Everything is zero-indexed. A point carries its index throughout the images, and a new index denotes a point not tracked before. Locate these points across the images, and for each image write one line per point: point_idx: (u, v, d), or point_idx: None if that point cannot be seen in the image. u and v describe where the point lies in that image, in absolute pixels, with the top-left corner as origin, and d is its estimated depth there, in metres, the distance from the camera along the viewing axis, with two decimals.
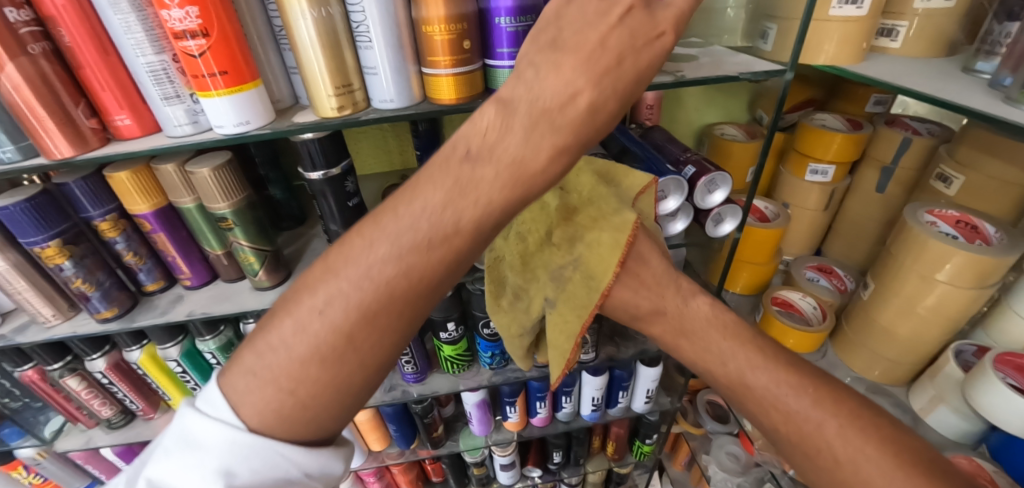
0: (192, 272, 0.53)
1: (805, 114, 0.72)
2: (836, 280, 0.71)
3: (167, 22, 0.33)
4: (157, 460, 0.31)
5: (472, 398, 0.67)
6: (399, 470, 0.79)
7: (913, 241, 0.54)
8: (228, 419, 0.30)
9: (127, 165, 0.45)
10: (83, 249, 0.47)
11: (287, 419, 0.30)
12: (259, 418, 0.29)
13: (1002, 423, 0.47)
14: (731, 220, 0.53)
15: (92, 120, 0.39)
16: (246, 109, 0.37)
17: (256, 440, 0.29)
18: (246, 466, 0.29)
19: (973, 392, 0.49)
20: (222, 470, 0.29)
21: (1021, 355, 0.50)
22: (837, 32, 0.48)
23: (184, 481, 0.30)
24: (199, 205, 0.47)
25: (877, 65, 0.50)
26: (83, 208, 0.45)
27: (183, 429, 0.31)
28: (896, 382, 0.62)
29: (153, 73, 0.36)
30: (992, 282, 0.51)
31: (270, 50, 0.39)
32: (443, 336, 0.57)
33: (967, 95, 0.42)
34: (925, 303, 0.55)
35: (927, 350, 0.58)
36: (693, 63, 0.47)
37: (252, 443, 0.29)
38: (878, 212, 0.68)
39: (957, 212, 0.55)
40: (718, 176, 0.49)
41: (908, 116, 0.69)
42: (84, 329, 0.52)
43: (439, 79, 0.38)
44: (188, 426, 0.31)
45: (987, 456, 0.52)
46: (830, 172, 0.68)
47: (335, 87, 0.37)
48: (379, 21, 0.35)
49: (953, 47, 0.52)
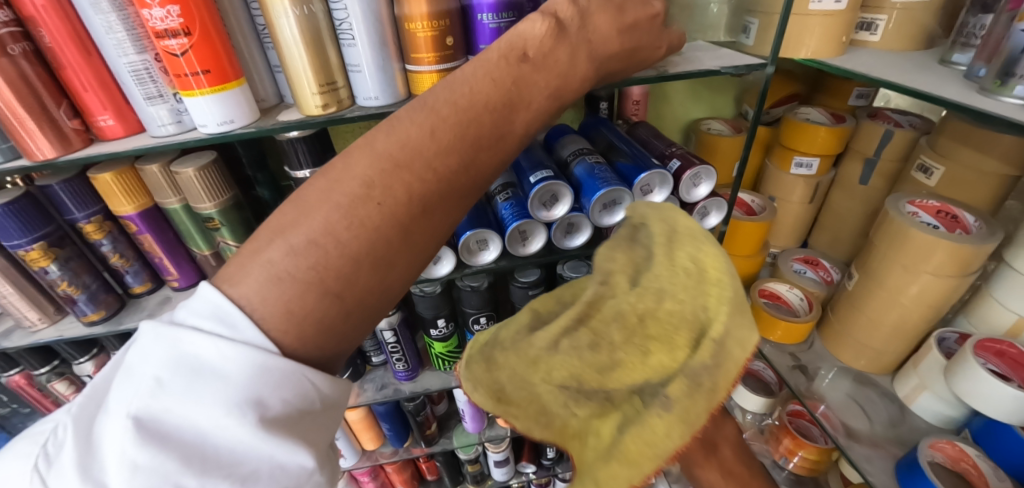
0: (179, 274, 0.52)
1: (789, 109, 0.73)
2: (823, 271, 0.72)
3: (148, 21, 0.33)
4: (142, 391, 0.25)
5: (464, 394, 0.67)
6: (393, 469, 0.79)
7: (895, 231, 0.55)
8: (254, 340, 0.26)
9: (111, 166, 0.45)
10: (68, 252, 0.47)
11: (325, 333, 0.28)
12: (295, 332, 0.27)
13: (984, 408, 0.48)
14: (716, 214, 0.54)
15: (75, 121, 0.39)
16: (230, 108, 0.37)
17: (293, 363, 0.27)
18: (278, 395, 0.26)
19: (955, 378, 0.50)
20: (251, 398, 0.25)
21: (1001, 340, 0.51)
22: (818, 26, 0.49)
23: (192, 414, 0.24)
24: (185, 205, 0.47)
25: (857, 58, 0.51)
26: (68, 210, 0.45)
27: (182, 352, 0.26)
28: (881, 371, 0.63)
29: (135, 72, 0.36)
30: (972, 270, 0.52)
31: (254, 49, 0.39)
32: (434, 333, 0.57)
33: (944, 86, 0.43)
34: (909, 292, 0.55)
35: (910, 338, 0.59)
36: (676, 58, 0.48)
37: (287, 366, 0.27)
38: (861, 203, 0.69)
39: (937, 202, 0.56)
40: (702, 170, 0.50)
41: (890, 109, 0.70)
42: (70, 332, 0.51)
43: (423, 76, 0.38)
44: (191, 348, 0.26)
45: (969, 440, 0.53)
46: (814, 165, 0.69)
47: (319, 85, 0.37)
48: (361, 19, 0.36)
49: (931, 40, 0.53)
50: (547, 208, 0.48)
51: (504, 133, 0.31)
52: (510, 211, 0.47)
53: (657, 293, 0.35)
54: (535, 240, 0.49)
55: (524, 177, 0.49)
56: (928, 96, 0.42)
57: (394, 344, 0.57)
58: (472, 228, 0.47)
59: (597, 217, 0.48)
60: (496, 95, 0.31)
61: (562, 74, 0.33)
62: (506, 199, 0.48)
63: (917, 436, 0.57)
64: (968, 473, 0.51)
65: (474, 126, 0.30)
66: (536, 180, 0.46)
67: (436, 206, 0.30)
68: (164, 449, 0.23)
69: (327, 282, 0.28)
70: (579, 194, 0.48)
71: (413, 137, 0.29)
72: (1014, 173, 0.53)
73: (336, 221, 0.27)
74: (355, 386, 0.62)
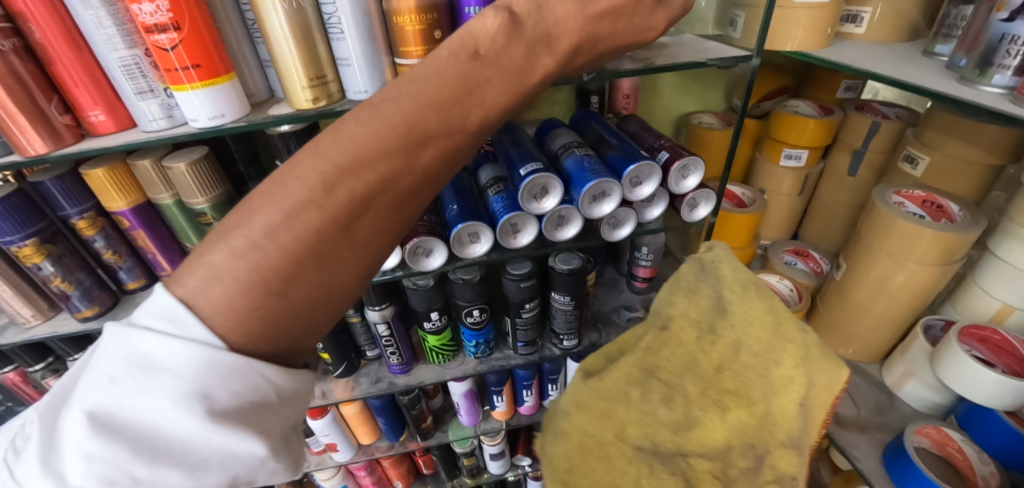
0: (173, 270, 0.53)
1: (778, 102, 0.74)
2: (813, 262, 0.73)
3: (137, 15, 0.33)
4: (98, 387, 0.25)
5: (458, 387, 0.68)
6: (390, 463, 0.80)
7: (882, 221, 0.56)
8: (197, 335, 0.26)
9: (103, 162, 0.45)
10: (61, 249, 0.47)
11: (273, 327, 0.28)
12: (240, 326, 0.27)
13: (966, 392, 0.49)
14: (705, 205, 0.54)
15: (66, 116, 0.39)
16: (221, 102, 0.37)
17: (239, 357, 0.26)
18: (226, 388, 0.26)
19: (939, 364, 0.51)
20: (197, 392, 0.25)
21: (985, 327, 0.51)
22: (803, 18, 0.49)
23: (144, 410, 0.25)
24: (177, 200, 0.47)
25: (842, 50, 0.52)
26: (60, 206, 0.45)
27: (131, 348, 0.26)
28: (869, 359, 0.64)
29: (125, 67, 0.37)
30: (957, 258, 0.53)
31: (245, 44, 0.39)
32: (427, 326, 0.57)
33: (926, 76, 0.44)
34: (895, 281, 0.56)
35: (897, 326, 0.60)
36: (663, 50, 0.48)
37: (232, 360, 0.26)
38: (850, 195, 0.70)
39: (922, 191, 0.57)
40: (690, 161, 0.50)
41: (878, 101, 0.71)
42: (64, 328, 0.51)
43: (412, 69, 0.38)
44: (137, 347, 0.25)
45: (954, 425, 0.53)
46: (803, 157, 0.70)
47: (309, 79, 0.38)
48: (350, 12, 0.36)
49: (915, 32, 0.54)
50: (538, 201, 0.48)
51: (455, 129, 0.29)
52: (501, 204, 0.48)
53: (734, 344, 0.42)
54: (527, 232, 0.50)
55: (515, 170, 0.49)
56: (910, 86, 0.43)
57: (388, 337, 0.58)
58: (464, 221, 0.48)
59: (588, 209, 0.48)
60: (445, 94, 0.28)
61: (519, 70, 0.31)
62: (498, 192, 0.49)
63: (905, 422, 0.58)
64: (954, 458, 0.52)
65: (424, 126, 0.28)
66: (527, 173, 0.47)
67: (378, 204, 0.28)
68: (121, 445, 0.24)
69: (275, 283, 0.27)
70: (569, 187, 0.49)
71: (356, 138, 0.27)
72: (998, 162, 0.54)
73: (276, 224, 0.26)
74: (350, 380, 0.63)
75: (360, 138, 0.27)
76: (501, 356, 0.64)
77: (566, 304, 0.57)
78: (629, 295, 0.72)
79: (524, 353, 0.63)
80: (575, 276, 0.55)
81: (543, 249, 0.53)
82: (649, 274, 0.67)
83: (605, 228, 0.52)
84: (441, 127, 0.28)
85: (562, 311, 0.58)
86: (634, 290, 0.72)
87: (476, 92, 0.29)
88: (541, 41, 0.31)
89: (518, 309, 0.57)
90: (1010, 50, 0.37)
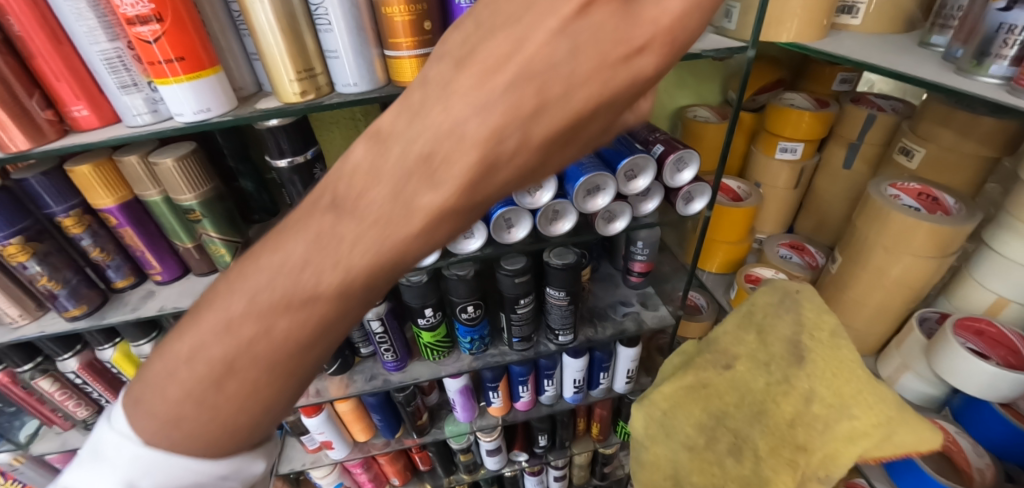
0: (162, 267, 0.52)
1: (774, 95, 0.73)
2: (809, 256, 0.72)
3: (118, 7, 0.32)
4: (82, 462, 0.30)
5: (454, 384, 0.67)
6: (386, 460, 0.79)
7: (877, 214, 0.56)
8: (126, 431, 0.28)
9: (89, 158, 0.44)
10: (47, 247, 0.46)
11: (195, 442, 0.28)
12: (158, 431, 0.28)
13: (960, 384, 0.49)
14: (700, 199, 0.54)
15: (48, 111, 0.38)
16: (207, 96, 0.37)
17: (159, 456, 0.28)
18: (153, 480, 0.28)
19: (934, 356, 0.51)
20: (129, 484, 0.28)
21: (980, 319, 0.51)
22: (799, 9, 0.49)
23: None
24: (165, 197, 0.46)
25: (839, 41, 0.51)
26: (46, 204, 0.44)
27: (97, 438, 0.30)
28: (865, 352, 0.64)
29: (108, 61, 0.36)
30: (953, 250, 0.53)
31: (230, 37, 0.38)
32: (422, 322, 0.57)
33: (924, 67, 0.43)
34: (891, 274, 0.56)
35: (892, 319, 0.60)
36: None
37: (155, 456, 0.28)
38: (845, 188, 0.70)
39: (918, 184, 0.57)
40: (686, 154, 0.50)
41: (874, 94, 0.70)
42: (52, 328, 0.50)
43: (402, 61, 0.37)
44: (100, 436, 0.29)
45: (950, 418, 0.54)
46: (799, 150, 0.69)
47: (297, 72, 0.37)
48: (337, 3, 0.35)
49: (911, 23, 0.54)
50: (532, 195, 0.48)
51: (305, 299, 0.24)
52: None
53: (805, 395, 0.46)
54: (521, 227, 0.49)
55: None
56: (906, 77, 0.43)
57: (382, 334, 0.57)
58: None
59: (583, 204, 0.48)
60: (290, 258, 0.24)
61: (387, 214, 0.24)
62: None
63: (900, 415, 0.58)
64: (949, 451, 0.51)
65: (267, 295, 0.24)
66: None
67: (239, 371, 0.26)
68: None
69: (172, 427, 0.27)
70: (563, 181, 0.48)
71: (210, 314, 0.26)
72: (994, 154, 0.53)
73: (163, 379, 0.27)
74: (344, 377, 0.62)
75: (213, 318, 0.26)
76: (496, 352, 0.63)
77: (561, 299, 0.57)
78: (624, 290, 0.72)
79: (519, 349, 0.62)
80: (569, 270, 0.54)
81: (538, 244, 0.53)
82: (644, 268, 0.67)
83: (599, 222, 0.51)
84: (329, 259, 0.24)
85: (557, 306, 0.58)
86: (630, 285, 0.72)
87: (327, 250, 0.24)
88: (420, 172, 0.23)
89: (513, 305, 0.57)
90: (1008, 40, 0.36)
